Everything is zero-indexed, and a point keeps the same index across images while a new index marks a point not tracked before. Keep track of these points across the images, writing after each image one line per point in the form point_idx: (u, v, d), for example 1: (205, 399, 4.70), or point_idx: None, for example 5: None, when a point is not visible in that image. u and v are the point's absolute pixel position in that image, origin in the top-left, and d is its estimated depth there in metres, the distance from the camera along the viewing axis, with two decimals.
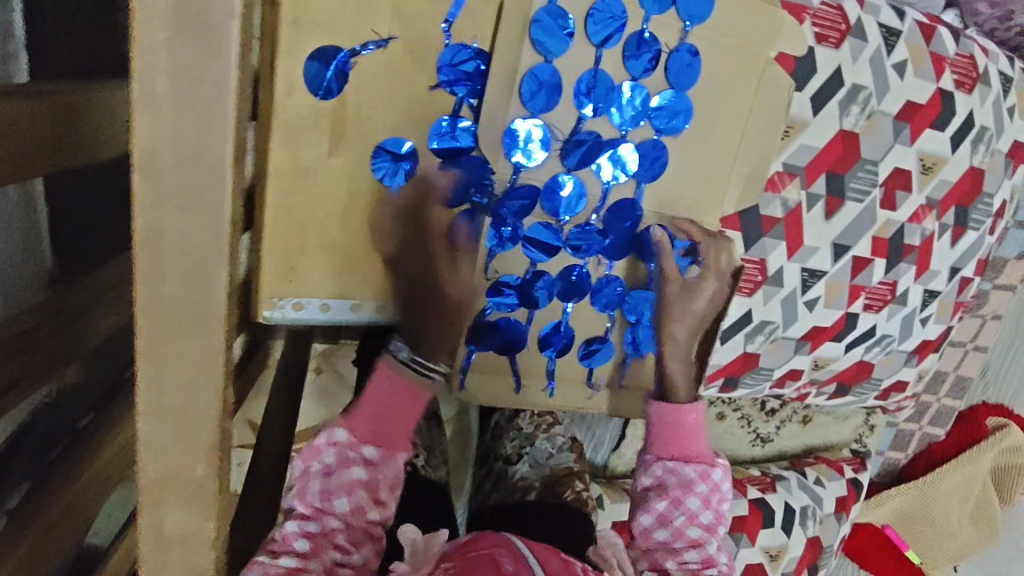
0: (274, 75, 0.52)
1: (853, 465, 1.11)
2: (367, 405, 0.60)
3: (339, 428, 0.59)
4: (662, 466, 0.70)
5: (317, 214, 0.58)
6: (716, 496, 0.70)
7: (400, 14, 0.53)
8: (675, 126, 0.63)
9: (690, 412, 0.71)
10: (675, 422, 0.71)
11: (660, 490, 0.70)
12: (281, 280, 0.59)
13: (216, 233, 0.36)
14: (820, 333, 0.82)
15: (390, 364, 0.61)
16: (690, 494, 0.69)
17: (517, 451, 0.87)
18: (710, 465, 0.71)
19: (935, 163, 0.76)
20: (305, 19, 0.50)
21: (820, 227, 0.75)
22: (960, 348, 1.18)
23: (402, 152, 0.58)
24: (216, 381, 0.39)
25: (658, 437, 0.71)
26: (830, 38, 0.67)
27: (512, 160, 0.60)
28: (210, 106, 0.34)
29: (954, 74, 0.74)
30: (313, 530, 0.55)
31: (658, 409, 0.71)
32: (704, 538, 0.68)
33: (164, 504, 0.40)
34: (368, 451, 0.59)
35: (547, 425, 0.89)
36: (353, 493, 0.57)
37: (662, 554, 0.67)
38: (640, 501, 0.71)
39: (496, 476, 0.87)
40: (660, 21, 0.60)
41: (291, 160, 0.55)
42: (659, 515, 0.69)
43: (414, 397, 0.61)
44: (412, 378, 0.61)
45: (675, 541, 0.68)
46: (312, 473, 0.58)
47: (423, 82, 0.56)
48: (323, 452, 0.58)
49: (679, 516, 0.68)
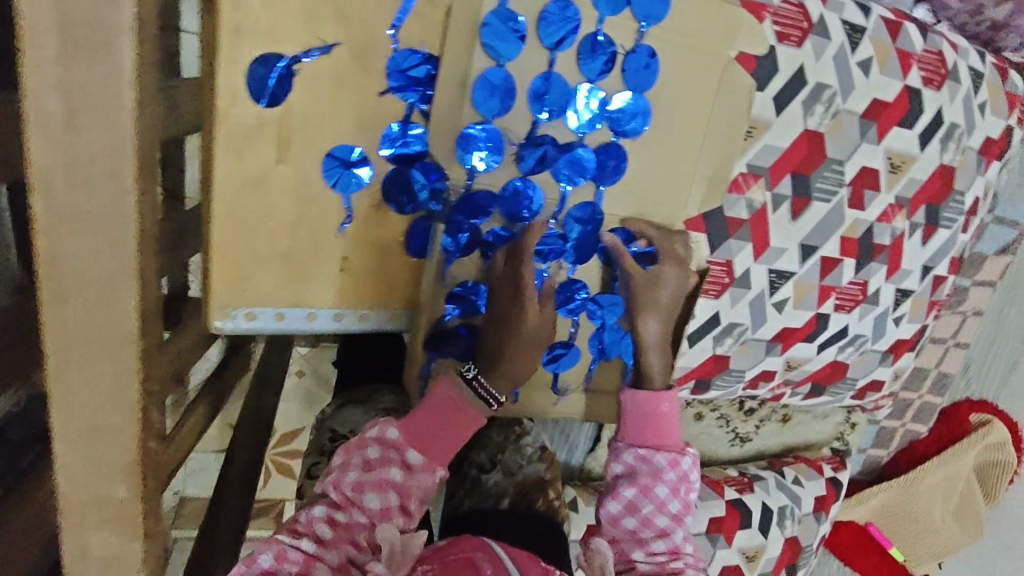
0: (215, 84, 0.50)
1: (833, 464, 1.10)
2: (423, 412, 0.64)
3: (390, 428, 0.63)
4: (633, 454, 0.70)
5: (267, 223, 0.57)
6: (684, 486, 0.70)
7: (345, 20, 0.52)
8: (633, 129, 0.63)
9: (662, 401, 0.71)
10: (647, 411, 0.71)
11: (630, 478, 0.69)
12: (233, 289, 0.58)
13: (119, 252, 0.37)
14: (791, 333, 0.82)
15: (454, 380, 0.65)
16: (659, 482, 0.69)
17: (490, 458, 0.82)
18: (680, 453, 0.71)
19: (903, 161, 0.76)
20: (246, 26, 0.49)
21: (786, 228, 0.75)
22: (941, 345, 1.17)
23: (352, 159, 0.57)
24: (131, 404, 0.40)
25: (631, 425, 0.71)
26: (792, 37, 0.66)
27: (466, 166, 0.59)
28: (116, 122, 0.35)
29: (922, 71, 0.73)
30: (338, 519, 0.58)
31: (633, 396, 0.71)
32: (672, 528, 0.68)
33: (85, 528, 0.42)
34: (411, 456, 0.62)
35: (516, 435, 0.85)
36: (384, 493, 0.60)
37: (629, 543, 0.68)
38: (610, 488, 0.71)
39: (470, 483, 0.80)
40: (615, 22, 0.59)
41: (239, 169, 0.54)
42: (628, 503, 0.69)
43: (465, 419, 0.64)
44: (468, 400, 0.65)
45: (643, 530, 0.68)
46: (351, 464, 0.61)
47: (371, 87, 0.55)
48: (369, 446, 0.62)
49: (647, 504, 0.68)
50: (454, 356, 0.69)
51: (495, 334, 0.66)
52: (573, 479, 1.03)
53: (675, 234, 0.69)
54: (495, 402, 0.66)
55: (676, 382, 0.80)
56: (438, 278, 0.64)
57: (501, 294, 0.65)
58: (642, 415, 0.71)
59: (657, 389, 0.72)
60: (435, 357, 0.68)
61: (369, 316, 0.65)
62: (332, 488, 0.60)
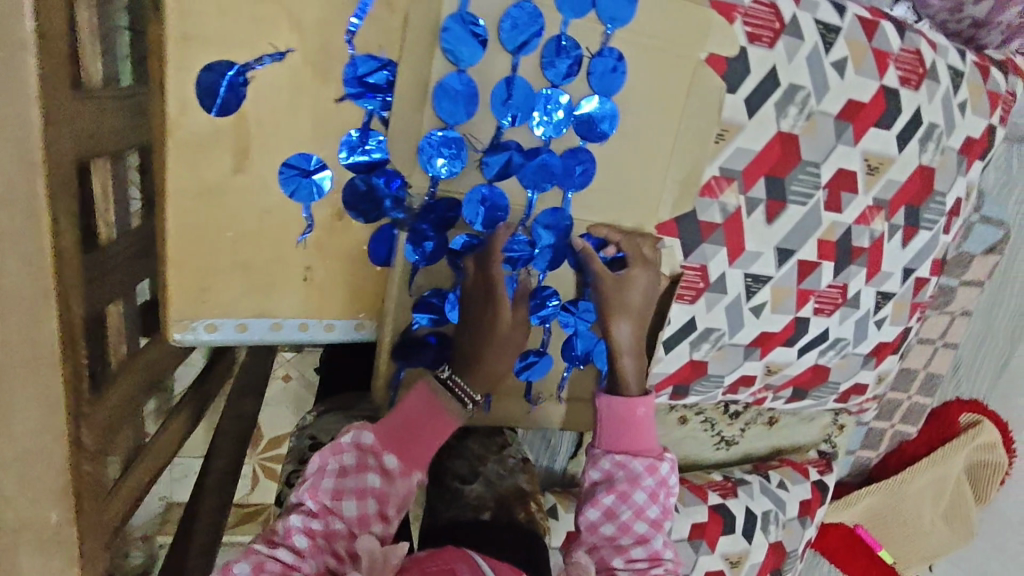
0: (164, 93, 0.49)
1: (818, 467, 1.09)
2: (399, 416, 0.62)
3: (366, 432, 0.60)
4: (610, 460, 0.68)
5: (225, 234, 0.55)
6: (663, 491, 0.68)
7: (299, 27, 0.50)
8: (602, 132, 0.62)
9: (639, 405, 0.69)
10: (623, 415, 0.68)
11: (608, 485, 0.67)
12: (193, 302, 0.57)
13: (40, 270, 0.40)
14: (769, 338, 0.82)
15: (430, 384, 0.63)
16: (637, 488, 0.66)
17: (471, 469, 0.80)
18: (658, 458, 0.68)
19: (881, 163, 0.77)
20: (194, 34, 0.48)
21: (762, 232, 0.75)
22: (930, 345, 1.15)
23: (311, 168, 0.55)
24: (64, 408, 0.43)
25: (607, 430, 0.69)
26: (763, 38, 0.67)
27: (429, 172, 0.58)
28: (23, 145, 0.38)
29: (898, 71, 0.74)
30: (315, 529, 0.56)
31: (608, 401, 0.69)
32: (651, 534, 0.66)
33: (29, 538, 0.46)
34: (389, 461, 0.60)
35: (498, 446, 0.84)
36: (363, 500, 0.57)
37: (608, 551, 0.66)
38: (587, 494, 0.69)
39: (450, 495, 0.77)
40: (580, 24, 0.58)
41: (193, 179, 0.53)
42: (606, 510, 0.66)
43: (442, 421, 0.62)
44: (444, 401, 0.63)
45: (621, 537, 0.66)
46: (327, 471, 0.58)
47: (328, 95, 0.53)
48: (345, 452, 0.59)
49: (625, 511, 0.66)
50: (423, 365, 0.67)
51: (470, 334, 0.64)
52: (556, 485, 1.00)
53: (638, 234, 0.68)
54: (472, 401, 0.64)
55: (653, 388, 0.80)
56: (405, 287, 0.63)
57: (472, 302, 0.64)
58: (618, 420, 0.69)
59: (633, 394, 0.70)
60: (403, 367, 0.67)
61: (335, 325, 0.64)
62: (308, 497, 0.57)
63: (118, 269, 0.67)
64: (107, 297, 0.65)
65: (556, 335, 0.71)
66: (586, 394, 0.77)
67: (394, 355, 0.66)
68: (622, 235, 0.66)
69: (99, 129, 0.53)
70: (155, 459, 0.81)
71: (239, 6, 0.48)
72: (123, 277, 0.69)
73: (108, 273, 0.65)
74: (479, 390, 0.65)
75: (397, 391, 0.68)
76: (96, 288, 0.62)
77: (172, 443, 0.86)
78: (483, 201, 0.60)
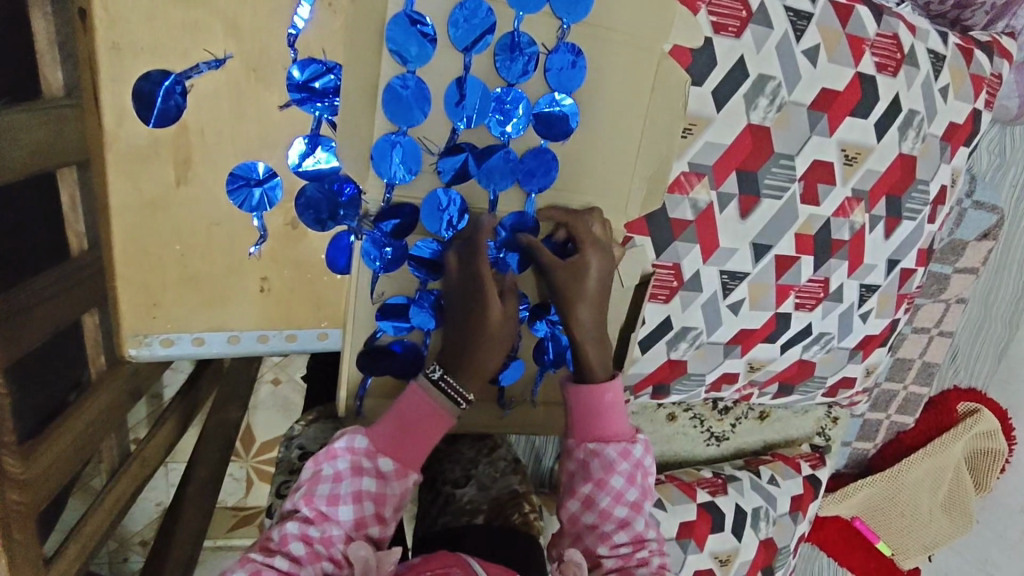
0: (100, 107, 0.49)
1: (811, 461, 1.06)
2: (394, 419, 0.60)
3: (359, 435, 0.60)
4: (583, 449, 0.66)
5: (175, 246, 0.55)
6: (641, 473, 0.66)
7: (235, 32, 0.49)
8: (566, 129, 0.60)
9: (606, 391, 0.66)
10: (590, 404, 0.66)
11: (583, 474, 0.66)
12: (144, 317, 0.56)
13: None
14: (749, 335, 0.82)
15: (422, 385, 0.61)
16: (613, 474, 0.65)
17: (463, 473, 0.76)
18: (630, 441, 0.66)
19: (858, 153, 0.76)
20: (126, 43, 0.47)
21: (736, 228, 0.75)
22: (925, 334, 1.12)
23: (259, 176, 0.54)
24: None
25: (578, 421, 0.67)
26: (730, 28, 0.66)
27: (383, 177, 0.56)
28: None
29: (876, 57, 0.73)
30: (312, 535, 0.55)
31: (573, 391, 0.67)
32: (632, 517, 0.64)
33: None
34: (384, 464, 0.59)
35: (489, 449, 0.80)
36: (358, 504, 0.57)
37: (592, 539, 0.64)
38: (567, 486, 0.67)
39: (443, 500, 0.74)
40: (534, 19, 0.56)
41: (135, 193, 0.52)
42: (584, 499, 0.65)
43: (438, 423, 0.61)
44: (439, 402, 0.61)
45: (603, 524, 0.64)
46: (322, 477, 0.58)
47: (272, 101, 0.52)
48: (338, 458, 0.58)
49: (603, 497, 0.64)
50: (389, 374, 0.65)
51: (457, 331, 0.62)
52: (544, 485, 0.96)
53: (585, 212, 0.63)
54: (464, 400, 0.62)
55: (631, 389, 0.81)
56: (367, 295, 0.61)
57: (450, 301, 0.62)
58: (586, 408, 0.66)
59: (601, 380, 0.67)
60: (370, 377, 0.65)
61: (298, 335, 0.62)
62: (303, 503, 0.56)
63: (83, 285, 0.66)
64: (72, 312, 0.65)
65: (527, 338, 0.70)
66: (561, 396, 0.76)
67: (360, 367, 0.63)
68: (563, 215, 0.63)
69: (38, 145, 0.53)
70: (143, 466, 0.80)
71: (170, 12, 0.47)
72: (88, 292, 0.68)
73: (70, 289, 0.64)
74: (473, 388, 0.63)
75: (364, 400, 0.67)
76: (54, 306, 0.61)
77: (162, 449, 0.86)
78: (444, 204, 0.59)
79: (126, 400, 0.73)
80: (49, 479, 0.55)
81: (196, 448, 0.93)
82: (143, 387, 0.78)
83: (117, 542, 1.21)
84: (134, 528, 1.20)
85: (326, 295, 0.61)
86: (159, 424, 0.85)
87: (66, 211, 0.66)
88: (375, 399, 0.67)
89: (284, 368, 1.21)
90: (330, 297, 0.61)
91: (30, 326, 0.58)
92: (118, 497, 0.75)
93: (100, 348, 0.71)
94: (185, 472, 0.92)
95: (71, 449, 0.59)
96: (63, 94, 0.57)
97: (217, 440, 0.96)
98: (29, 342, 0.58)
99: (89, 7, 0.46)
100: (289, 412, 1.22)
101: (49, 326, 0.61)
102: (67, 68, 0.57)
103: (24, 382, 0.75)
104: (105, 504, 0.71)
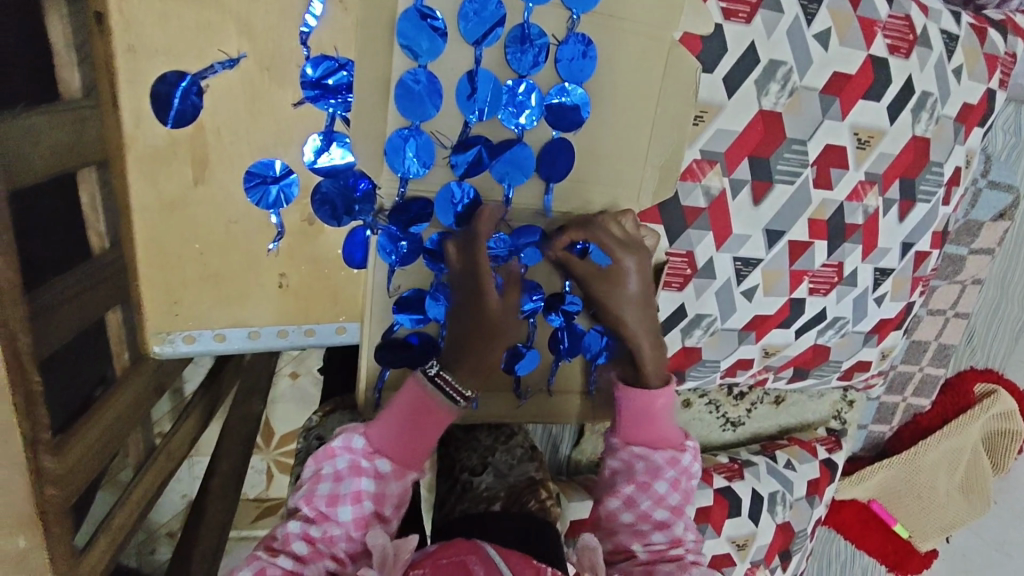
0: (118, 108, 0.49)
1: (827, 445, 1.06)
2: (391, 418, 0.61)
3: (356, 435, 0.60)
4: (628, 451, 0.70)
5: (195, 244, 0.55)
6: (685, 479, 0.69)
7: (248, 32, 0.50)
8: (577, 119, 0.60)
9: (657, 397, 0.69)
10: (644, 408, 0.69)
11: (627, 474, 0.69)
12: (167, 315, 0.57)
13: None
14: (764, 321, 0.82)
15: (419, 381, 0.62)
16: (658, 478, 0.68)
17: (480, 461, 0.77)
18: (679, 450, 0.70)
19: (872, 136, 0.76)
20: (142, 45, 0.48)
21: (749, 214, 0.75)
22: (940, 316, 1.11)
23: (276, 173, 0.55)
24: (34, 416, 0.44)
25: (626, 422, 0.70)
26: (740, 14, 0.65)
27: (396, 172, 0.57)
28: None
29: (887, 39, 0.73)
30: (314, 535, 0.57)
31: (626, 393, 0.70)
32: (671, 520, 0.67)
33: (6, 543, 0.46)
34: (381, 464, 0.60)
35: (507, 436, 0.81)
36: (358, 504, 0.58)
37: (627, 536, 0.67)
38: (609, 485, 0.71)
39: (460, 487, 0.75)
40: (543, 10, 0.56)
41: (155, 194, 0.53)
42: (626, 499, 0.68)
43: (432, 418, 0.62)
44: (434, 397, 0.62)
45: (640, 523, 0.67)
46: (322, 476, 0.59)
47: (286, 100, 0.53)
48: (337, 457, 0.60)
49: (645, 499, 0.67)
50: (407, 366, 0.66)
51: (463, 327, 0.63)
52: (561, 473, 0.97)
53: (599, 219, 0.64)
54: (463, 398, 0.63)
55: None
56: (383, 288, 0.62)
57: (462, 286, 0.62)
58: (638, 409, 0.70)
59: (653, 386, 0.70)
60: (387, 369, 0.66)
61: (316, 329, 0.63)
62: (304, 503, 0.58)
63: (107, 282, 0.67)
64: (96, 309, 0.66)
65: (542, 327, 0.70)
66: (577, 386, 0.76)
67: (378, 359, 0.65)
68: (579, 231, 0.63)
69: (63, 146, 0.54)
70: (168, 460, 0.81)
71: (183, 13, 0.48)
72: (111, 290, 0.68)
73: (95, 288, 0.65)
74: (473, 386, 0.64)
75: (382, 393, 0.67)
76: (82, 301, 0.62)
77: (186, 442, 0.87)
78: (459, 197, 0.60)
79: (150, 397, 0.74)
80: (81, 472, 0.56)
81: (220, 442, 0.94)
82: (167, 383, 0.79)
83: (144, 535, 1.23)
84: (160, 520, 1.22)
85: (341, 287, 0.61)
86: (181, 418, 0.86)
87: (87, 211, 0.67)
88: (392, 391, 0.68)
89: (302, 361, 1.21)
90: (348, 290, 0.62)
91: (58, 324, 0.59)
92: (146, 491, 0.75)
93: (123, 343, 0.74)
94: (209, 465, 0.93)
95: (101, 442, 0.61)
96: (82, 96, 0.58)
97: (239, 433, 0.97)
98: (56, 341, 0.58)
99: (105, 10, 0.46)
100: (307, 405, 1.23)
101: (77, 324, 0.62)
102: (83, 69, 0.57)
103: (51, 378, 0.77)
104: (134, 497, 0.72)
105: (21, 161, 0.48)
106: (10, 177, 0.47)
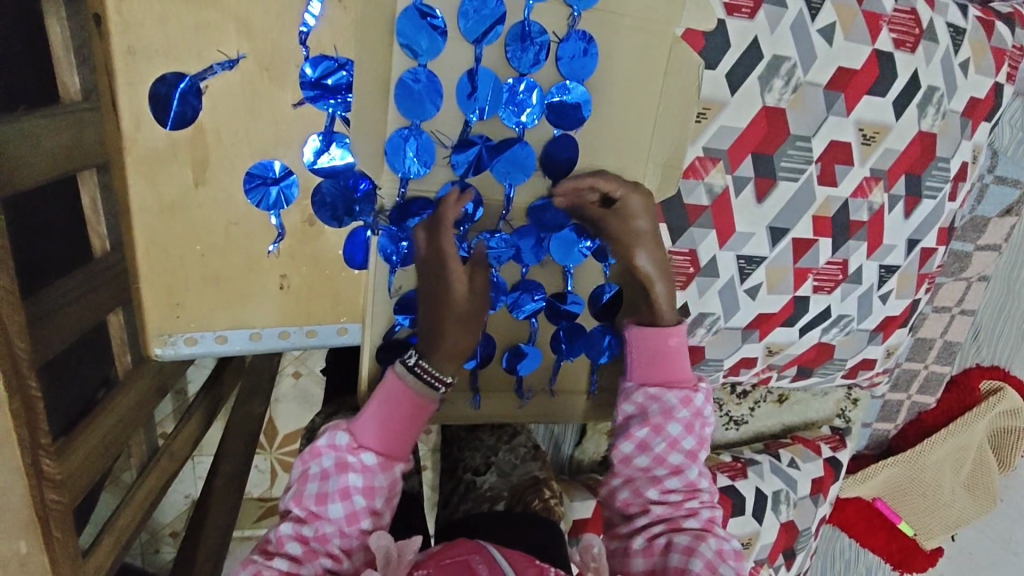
0: (118, 111, 0.49)
1: (831, 443, 1.05)
2: (374, 411, 0.60)
3: (340, 432, 0.60)
4: (643, 393, 0.68)
5: (195, 246, 0.55)
6: (699, 422, 0.68)
7: (247, 32, 0.49)
8: (578, 117, 0.60)
9: (671, 335, 0.68)
10: (657, 348, 0.68)
11: (642, 418, 0.68)
12: (168, 317, 0.57)
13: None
14: (768, 320, 0.82)
15: (397, 372, 0.61)
16: (671, 420, 0.66)
17: (483, 461, 0.77)
18: (693, 389, 0.68)
19: (877, 131, 0.75)
20: (140, 47, 0.48)
21: (753, 212, 0.75)
22: (946, 313, 1.11)
23: (276, 175, 0.54)
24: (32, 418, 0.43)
25: (641, 362, 0.69)
26: (743, 9, 0.65)
27: (397, 172, 0.57)
28: None
29: (893, 33, 0.72)
30: (307, 535, 0.56)
31: (640, 334, 0.68)
32: (685, 465, 0.67)
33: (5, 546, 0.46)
34: (367, 458, 0.59)
35: (511, 434, 0.80)
36: (347, 500, 0.57)
37: (643, 482, 0.67)
38: (622, 429, 0.69)
39: (464, 488, 0.75)
40: (543, 8, 0.56)
41: (154, 196, 0.53)
42: (639, 443, 0.67)
43: (414, 407, 0.61)
44: (416, 388, 0.61)
45: (656, 468, 0.66)
46: (309, 476, 0.58)
47: (286, 100, 0.52)
48: (322, 456, 0.59)
49: (659, 443, 0.66)
50: None
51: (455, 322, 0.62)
52: (563, 473, 0.97)
53: (585, 176, 0.62)
54: (441, 384, 0.62)
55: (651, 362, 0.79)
56: (384, 289, 0.62)
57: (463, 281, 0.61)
58: (652, 351, 0.68)
59: (666, 324, 0.69)
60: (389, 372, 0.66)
61: (318, 330, 0.61)
62: (294, 504, 0.57)
63: (109, 283, 0.67)
64: (99, 311, 0.65)
65: (543, 328, 0.70)
66: (580, 387, 0.75)
67: (379, 360, 0.65)
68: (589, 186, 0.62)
69: (64, 149, 0.54)
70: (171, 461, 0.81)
71: (182, 14, 0.48)
72: (113, 291, 0.68)
73: (98, 289, 0.64)
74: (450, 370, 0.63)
75: None
76: (86, 302, 0.62)
77: (189, 442, 0.86)
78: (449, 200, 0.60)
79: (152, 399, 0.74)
80: (84, 474, 0.55)
81: (223, 442, 0.94)
82: (169, 384, 0.79)
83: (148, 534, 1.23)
84: (164, 520, 1.22)
85: (341, 287, 0.61)
86: (185, 418, 0.86)
87: (88, 213, 0.65)
88: None
89: (304, 362, 1.22)
90: (348, 291, 0.61)
91: (61, 326, 0.58)
92: (150, 490, 0.75)
93: (125, 346, 0.73)
94: (211, 466, 0.93)
95: (105, 444, 0.61)
96: (81, 98, 0.57)
97: (243, 433, 0.97)
98: (59, 342, 0.58)
99: (103, 12, 0.46)
100: (309, 404, 1.23)
101: (80, 326, 0.62)
102: (83, 71, 0.57)
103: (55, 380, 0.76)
104: (137, 498, 0.72)
105: (23, 163, 0.48)
106: (12, 179, 0.46)
